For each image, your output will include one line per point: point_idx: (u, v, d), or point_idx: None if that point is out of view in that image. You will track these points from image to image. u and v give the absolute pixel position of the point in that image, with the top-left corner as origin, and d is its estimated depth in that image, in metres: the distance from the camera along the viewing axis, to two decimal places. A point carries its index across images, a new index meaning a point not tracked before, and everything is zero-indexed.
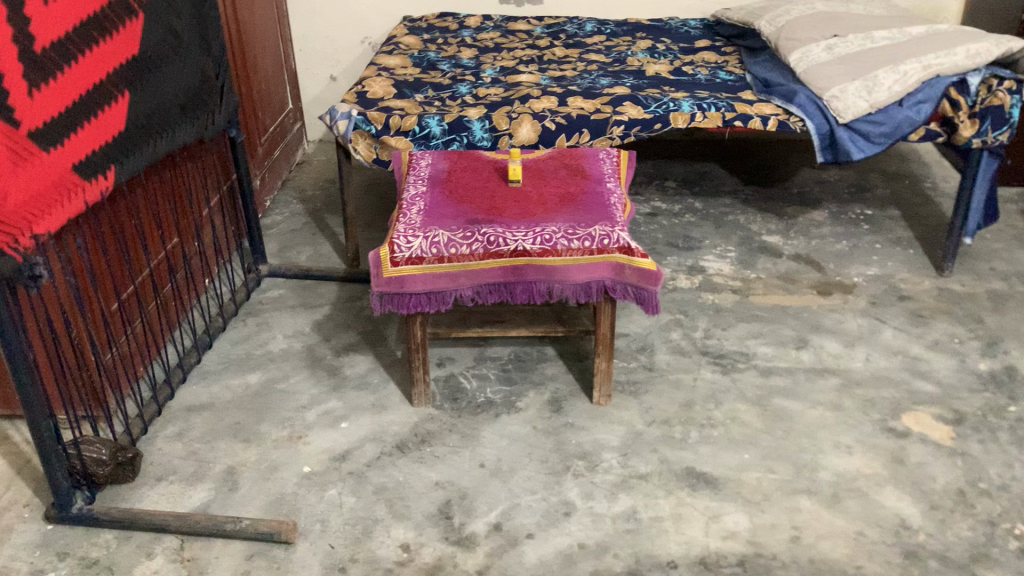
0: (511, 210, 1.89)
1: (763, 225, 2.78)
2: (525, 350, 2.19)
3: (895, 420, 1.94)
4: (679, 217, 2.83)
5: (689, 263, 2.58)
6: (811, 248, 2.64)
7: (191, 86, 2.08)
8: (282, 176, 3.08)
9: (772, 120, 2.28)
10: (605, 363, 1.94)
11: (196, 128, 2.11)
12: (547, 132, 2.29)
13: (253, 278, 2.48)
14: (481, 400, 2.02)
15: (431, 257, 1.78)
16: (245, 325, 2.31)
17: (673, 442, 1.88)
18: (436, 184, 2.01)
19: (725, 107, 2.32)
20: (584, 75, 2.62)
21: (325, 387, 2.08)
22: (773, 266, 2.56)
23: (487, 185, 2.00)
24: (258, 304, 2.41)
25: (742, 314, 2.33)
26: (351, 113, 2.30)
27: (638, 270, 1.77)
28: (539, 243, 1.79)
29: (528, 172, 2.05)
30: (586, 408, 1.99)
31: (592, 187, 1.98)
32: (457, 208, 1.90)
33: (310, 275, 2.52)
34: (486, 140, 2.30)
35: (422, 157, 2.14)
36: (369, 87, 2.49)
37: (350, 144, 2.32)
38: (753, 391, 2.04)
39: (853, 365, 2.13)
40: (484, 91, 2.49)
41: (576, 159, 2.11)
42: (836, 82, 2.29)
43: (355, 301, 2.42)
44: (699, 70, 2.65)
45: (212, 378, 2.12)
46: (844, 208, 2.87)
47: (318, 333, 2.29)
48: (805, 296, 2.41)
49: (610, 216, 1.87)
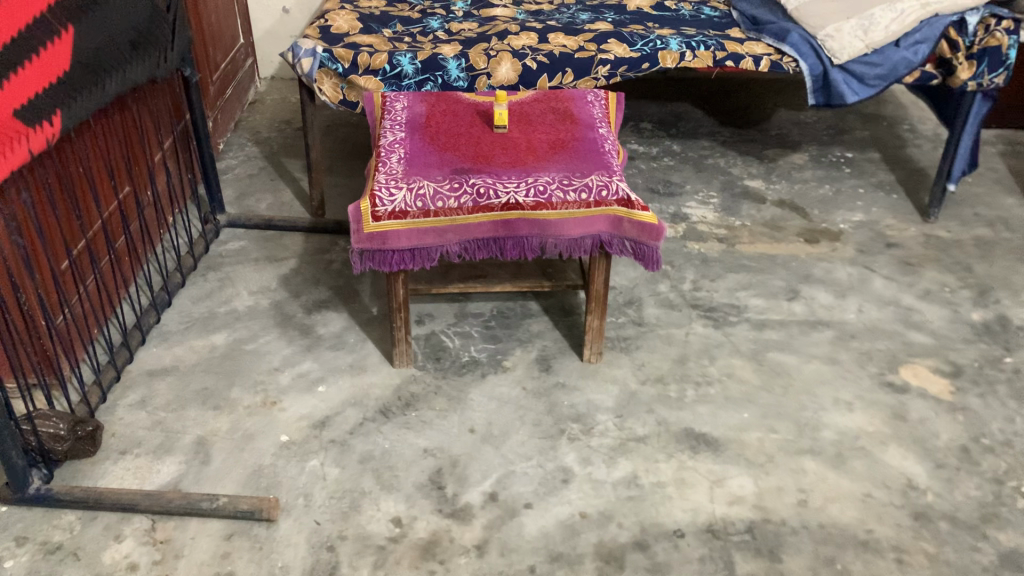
0: (500, 158, 1.76)
1: (743, 169, 2.69)
2: (508, 306, 2.08)
3: (893, 373, 1.89)
4: (657, 160, 2.73)
5: (671, 210, 2.48)
6: (794, 193, 2.56)
7: (141, 20, 1.88)
8: (234, 117, 2.88)
9: (764, 61, 2.19)
10: (597, 320, 1.85)
11: (148, 67, 1.90)
12: (529, 71, 2.15)
13: (212, 228, 2.30)
14: (466, 360, 1.92)
15: (416, 211, 1.66)
16: (205, 282, 2.15)
17: (670, 402, 1.80)
18: (416, 129, 1.86)
19: (716, 45, 2.20)
20: (562, 9, 2.47)
21: (299, 348, 1.95)
22: (757, 213, 2.47)
23: (471, 131, 1.86)
24: (218, 258, 2.24)
25: (730, 264, 2.25)
26: (316, 50, 2.12)
27: (638, 224, 1.67)
28: (532, 196, 1.68)
29: (513, 116, 1.92)
30: (576, 366, 1.90)
31: (584, 133, 1.86)
32: (440, 156, 1.77)
33: (273, 225, 2.35)
34: (462, 80, 2.15)
35: (397, 99, 1.99)
36: (333, 20, 2.29)
37: (315, 84, 2.14)
38: (747, 345, 1.97)
39: (847, 317, 2.07)
40: (458, 26, 2.33)
41: (563, 102, 1.97)
42: (831, 20, 2.19)
43: (323, 254, 2.27)
44: (683, 5, 2.52)
45: (174, 339, 1.96)
46: (825, 150, 2.79)
47: (285, 289, 2.14)
48: (793, 244, 2.33)
49: (605, 164, 1.75)
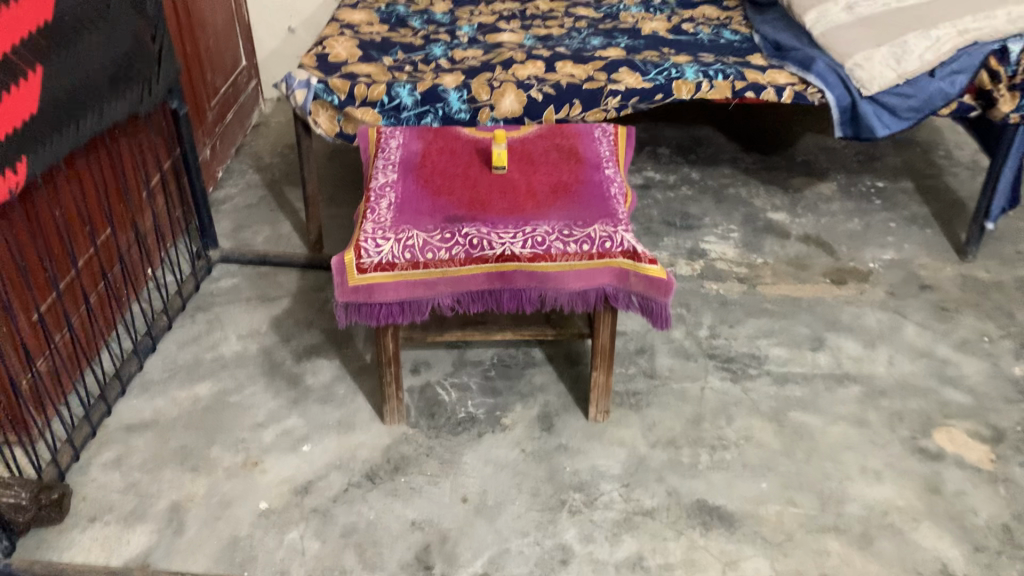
0: (497, 204, 1.63)
1: (767, 200, 2.54)
2: (510, 354, 1.95)
3: (926, 438, 1.74)
4: (675, 189, 2.59)
5: (689, 245, 2.33)
6: (821, 227, 2.41)
7: (123, 52, 1.77)
8: (236, 141, 2.77)
9: (788, 91, 2.03)
10: (603, 377, 1.70)
11: (129, 101, 1.80)
12: (534, 103, 2.02)
13: (202, 265, 2.19)
14: (462, 416, 1.78)
15: (403, 263, 1.53)
16: (194, 324, 2.04)
17: (681, 469, 1.67)
18: (409, 170, 1.74)
19: (736, 74, 2.06)
20: (572, 33, 2.34)
21: (285, 401, 1.83)
22: (781, 249, 2.32)
23: (468, 172, 1.73)
24: (208, 297, 2.13)
25: (750, 308, 2.10)
26: (311, 82, 2.03)
27: (645, 278, 1.52)
28: (530, 247, 1.54)
29: (514, 155, 1.78)
30: (581, 425, 1.76)
31: (590, 175, 1.72)
32: (433, 200, 1.64)
33: (268, 261, 2.24)
34: (464, 112, 2.03)
35: (392, 136, 1.86)
36: (331, 48, 2.18)
37: (309, 116, 2.04)
38: (767, 403, 1.82)
39: (876, 371, 1.91)
40: (461, 54, 2.21)
41: (569, 140, 1.84)
42: (860, 47, 2.02)
43: (318, 293, 2.15)
44: (702, 28, 2.37)
45: (156, 390, 1.85)
46: (854, 179, 2.63)
47: (276, 332, 2.02)
48: (819, 285, 2.18)
49: (611, 211, 1.61)
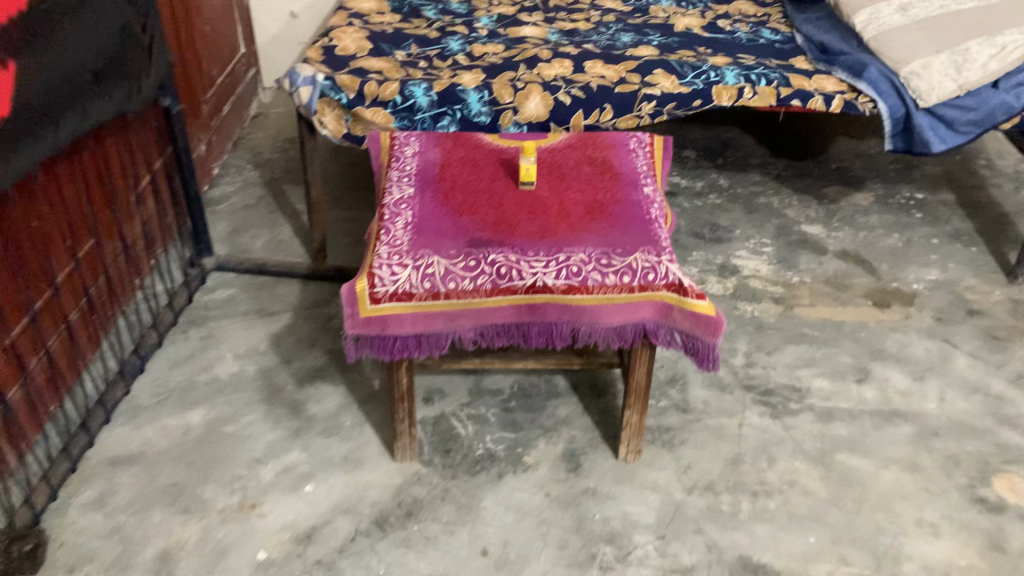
0: (525, 225, 1.47)
1: (800, 211, 2.38)
2: (531, 381, 1.80)
3: (986, 487, 1.60)
4: (703, 198, 2.44)
5: (720, 260, 2.19)
6: (859, 243, 2.26)
7: (110, 45, 1.59)
8: (234, 134, 2.60)
9: (837, 99, 1.87)
10: (637, 416, 1.56)
11: (117, 100, 1.62)
12: (561, 106, 1.86)
13: (196, 274, 2.03)
14: (480, 454, 1.63)
15: (423, 293, 1.38)
16: (187, 341, 1.88)
17: (721, 519, 1.52)
18: (427, 182, 1.57)
19: (781, 79, 1.90)
20: (601, 28, 2.17)
21: (286, 432, 1.67)
22: (817, 266, 2.17)
23: (492, 187, 1.57)
24: (202, 310, 1.97)
25: (788, 333, 1.95)
26: (317, 79, 1.85)
27: (692, 314, 1.37)
28: (564, 277, 1.38)
29: (542, 168, 1.62)
30: (610, 466, 1.61)
31: (627, 193, 1.56)
32: (454, 219, 1.48)
33: (268, 270, 2.08)
34: (485, 115, 1.86)
35: (407, 142, 1.70)
36: (339, 39, 2.01)
37: (314, 116, 1.87)
38: (812, 443, 1.68)
39: (927, 408, 1.77)
40: (481, 49, 2.03)
41: (602, 152, 1.68)
42: (917, 53, 1.86)
43: (322, 308, 1.99)
44: (739, 26, 2.22)
45: (144, 417, 1.69)
46: (891, 189, 2.48)
47: (277, 352, 1.86)
48: (860, 308, 2.03)
49: (652, 236, 1.46)
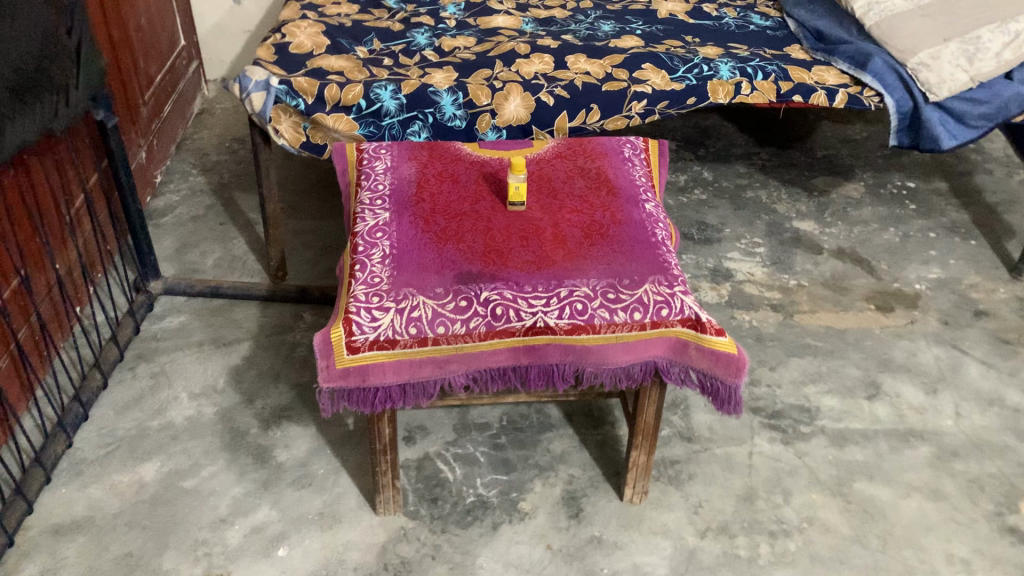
0: (518, 255, 1.31)
1: (790, 205, 2.26)
2: (521, 413, 1.65)
3: (1015, 514, 1.49)
4: (687, 193, 2.30)
5: (711, 264, 2.05)
6: (855, 239, 2.14)
7: (31, 55, 1.37)
8: (177, 135, 2.37)
9: (840, 94, 1.74)
10: (644, 456, 1.41)
11: (40, 119, 1.41)
12: (544, 108, 1.70)
13: (142, 300, 1.83)
14: (471, 501, 1.48)
15: (407, 339, 1.21)
16: (135, 380, 1.69)
17: (739, 567, 1.39)
18: (404, 205, 1.40)
19: (778, 72, 1.76)
20: (578, 16, 2.01)
21: (253, 485, 1.50)
22: (814, 267, 2.05)
23: (477, 209, 1.40)
24: (151, 342, 1.78)
25: (791, 345, 1.83)
26: (270, 83, 1.65)
27: (710, 352, 1.22)
28: (567, 315, 1.23)
29: (531, 183, 1.46)
30: (615, 510, 1.47)
31: (627, 210, 1.41)
32: (438, 250, 1.31)
33: (222, 291, 1.88)
34: (459, 118, 1.69)
35: (377, 157, 1.52)
36: (292, 35, 1.81)
37: (269, 124, 1.68)
38: (828, 471, 1.56)
39: (944, 424, 1.66)
40: (451, 42, 1.85)
41: (594, 161, 1.52)
42: (926, 42, 1.74)
43: (284, 335, 1.81)
44: (726, 11, 2.07)
45: (90, 474, 1.51)
46: (882, 178, 2.36)
47: (237, 390, 1.68)
48: (863, 313, 1.92)
49: (661, 263, 1.30)
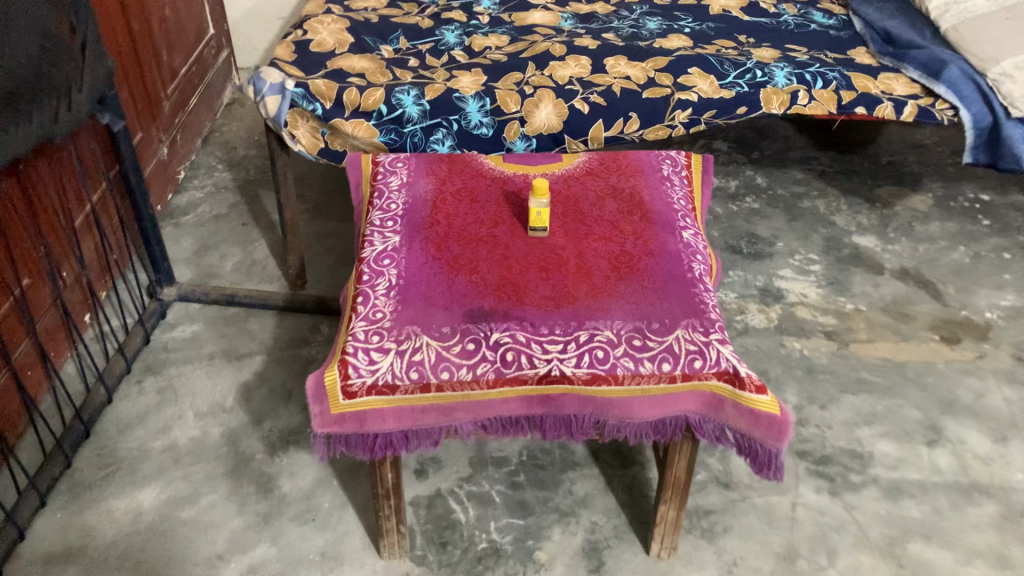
0: (537, 290, 1.18)
1: (851, 218, 2.08)
2: (543, 447, 1.53)
3: None
4: (739, 201, 2.13)
5: (761, 282, 1.89)
6: (921, 259, 1.96)
7: (30, 57, 1.26)
8: (204, 128, 2.29)
9: (909, 106, 1.57)
10: (673, 511, 1.28)
11: (41, 127, 1.31)
12: (578, 116, 1.57)
13: (154, 308, 1.75)
14: (483, 548, 1.37)
15: (408, 385, 1.09)
16: (141, 396, 1.60)
17: None
18: (416, 228, 1.29)
19: (840, 80, 1.60)
20: (622, 12, 1.87)
21: (253, 518, 1.41)
22: (873, 290, 1.88)
23: (495, 234, 1.28)
24: (161, 354, 1.69)
25: (844, 379, 1.67)
26: (286, 87, 1.54)
27: (748, 411, 1.08)
28: (586, 364, 1.10)
29: (557, 204, 1.33)
30: (640, 565, 1.35)
31: (662, 239, 1.27)
32: (448, 281, 1.20)
33: (237, 301, 1.79)
34: (486, 126, 1.57)
35: (392, 171, 1.41)
36: (314, 32, 1.70)
37: (285, 130, 1.57)
38: (880, 529, 1.41)
39: (1012, 478, 1.49)
40: (481, 41, 1.74)
41: (629, 180, 1.39)
42: (1010, 50, 1.55)
43: (299, 349, 1.71)
44: (786, 7, 1.91)
45: (86, 498, 1.42)
46: (953, 189, 2.17)
47: (245, 409, 1.59)
48: (926, 345, 1.75)
49: (696, 303, 1.17)
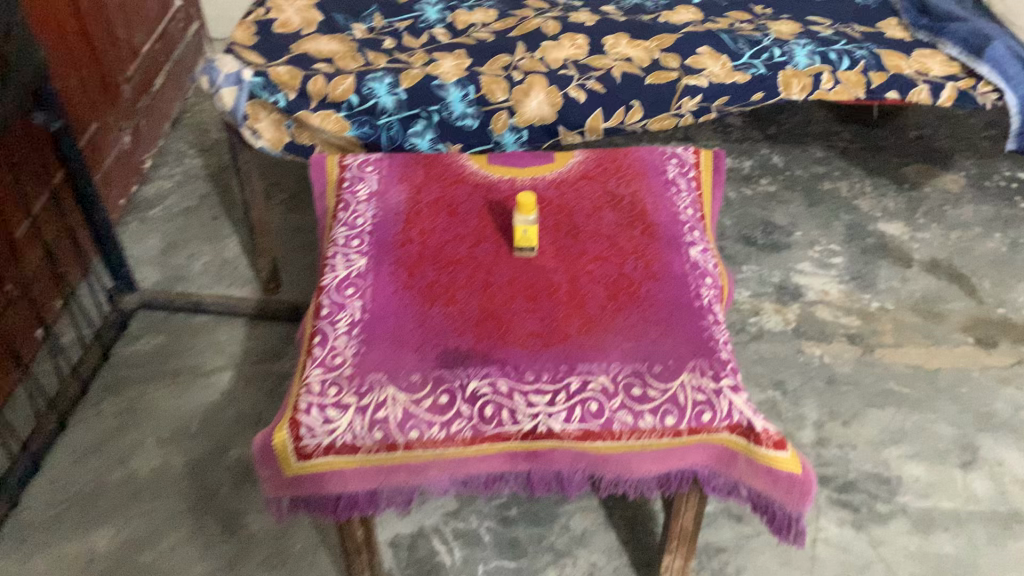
0: (522, 325, 1.03)
1: (875, 202, 1.91)
2: None
3: None
4: (753, 183, 1.96)
5: (777, 278, 1.73)
6: (953, 248, 1.80)
7: None
8: (174, 110, 2.12)
9: (947, 89, 1.39)
10: (680, 561, 1.14)
11: None
12: (574, 105, 1.39)
13: (114, 319, 1.60)
14: None
15: (372, 445, 0.94)
16: (99, 420, 1.47)
17: None
18: (385, 249, 1.13)
19: (869, 59, 1.41)
20: None
21: (217, 563, 1.28)
22: (901, 285, 1.72)
23: (474, 255, 1.12)
24: (121, 370, 1.55)
25: (869, 390, 1.53)
26: (243, 76, 1.37)
27: (766, 470, 0.93)
28: (577, 419, 0.95)
29: (547, 217, 1.18)
30: None
31: (667, 257, 1.11)
32: (420, 315, 1.04)
33: (205, 309, 1.65)
34: (470, 117, 1.39)
35: (361, 177, 1.25)
36: (278, 10, 1.52)
37: (245, 125, 1.39)
38: (911, 569, 1.27)
39: None
40: (466, 18, 1.56)
41: (628, 185, 1.22)
42: None
43: (272, 364, 1.57)
44: None
45: (35, 541, 1.30)
46: (987, 167, 1.99)
47: (211, 435, 1.45)
48: (960, 349, 1.59)
49: (705, 340, 1.01)
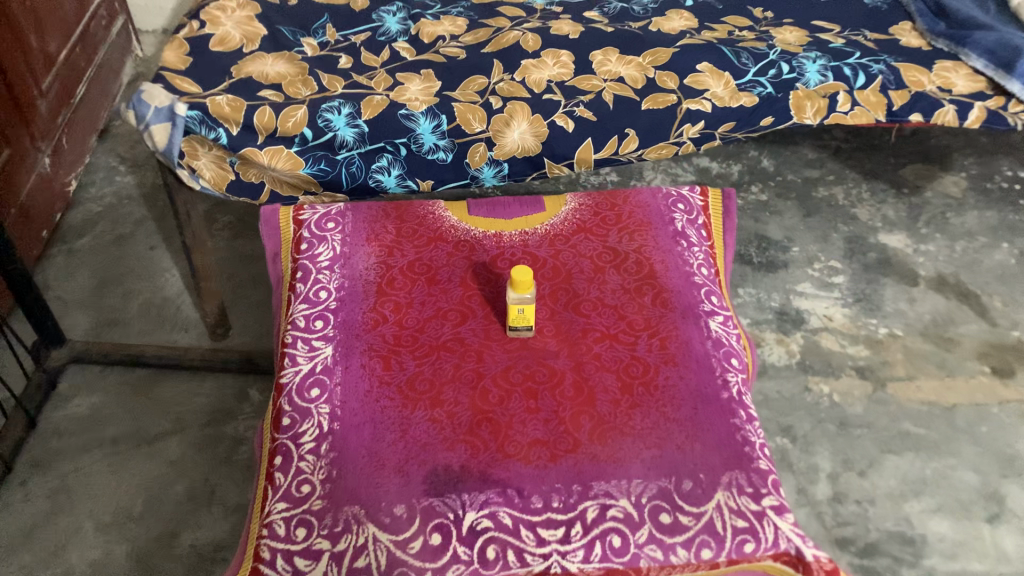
0: (523, 432, 0.87)
1: (875, 210, 1.78)
2: None
3: None
4: (744, 191, 1.81)
5: (776, 303, 1.59)
6: (959, 262, 1.67)
7: None
8: (101, 120, 1.90)
9: (976, 109, 1.25)
10: None
11: None
12: (561, 134, 1.22)
13: (41, 380, 1.41)
14: None
15: None
16: (27, 504, 1.28)
17: None
18: (354, 334, 0.96)
19: (887, 75, 1.26)
20: None
21: None
22: (908, 307, 1.60)
23: (461, 336, 0.96)
24: (52, 440, 1.36)
25: (884, 432, 1.40)
26: (175, 111, 1.16)
27: None
28: (597, 557, 0.79)
29: (542, 284, 1.01)
30: None
31: (684, 333, 0.96)
32: (401, 422, 0.88)
33: (146, 361, 1.45)
34: (443, 150, 1.21)
35: (320, 239, 1.06)
36: (215, 24, 1.32)
37: (182, 164, 1.20)
38: None
39: None
40: (432, 28, 1.37)
41: (632, 240, 1.07)
42: None
43: (223, 426, 1.39)
44: None
45: None
46: (988, 166, 1.87)
47: (157, 516, 1.27)
48: (976, 380, 1.48)
49: (738, 445, 0.87)
